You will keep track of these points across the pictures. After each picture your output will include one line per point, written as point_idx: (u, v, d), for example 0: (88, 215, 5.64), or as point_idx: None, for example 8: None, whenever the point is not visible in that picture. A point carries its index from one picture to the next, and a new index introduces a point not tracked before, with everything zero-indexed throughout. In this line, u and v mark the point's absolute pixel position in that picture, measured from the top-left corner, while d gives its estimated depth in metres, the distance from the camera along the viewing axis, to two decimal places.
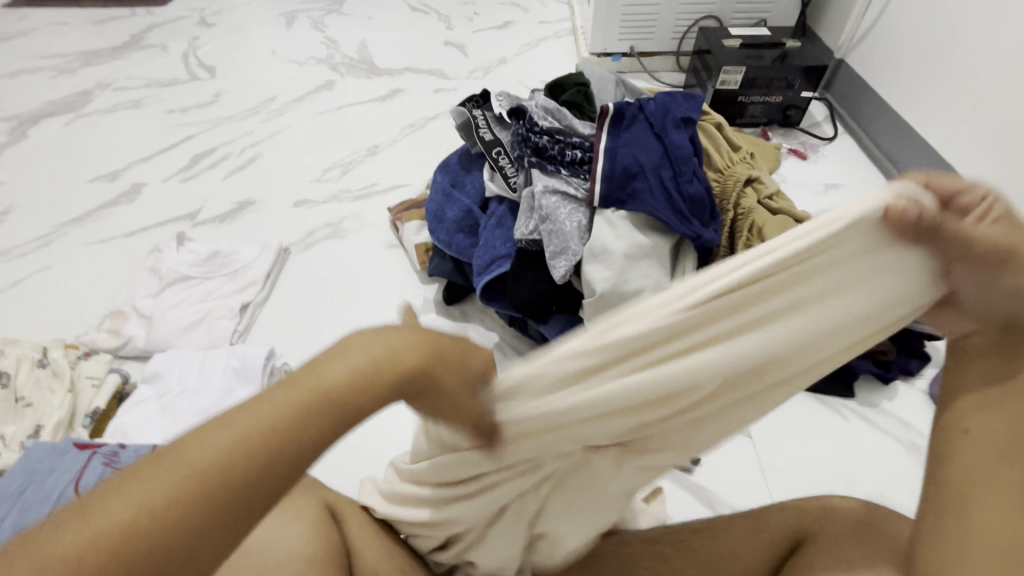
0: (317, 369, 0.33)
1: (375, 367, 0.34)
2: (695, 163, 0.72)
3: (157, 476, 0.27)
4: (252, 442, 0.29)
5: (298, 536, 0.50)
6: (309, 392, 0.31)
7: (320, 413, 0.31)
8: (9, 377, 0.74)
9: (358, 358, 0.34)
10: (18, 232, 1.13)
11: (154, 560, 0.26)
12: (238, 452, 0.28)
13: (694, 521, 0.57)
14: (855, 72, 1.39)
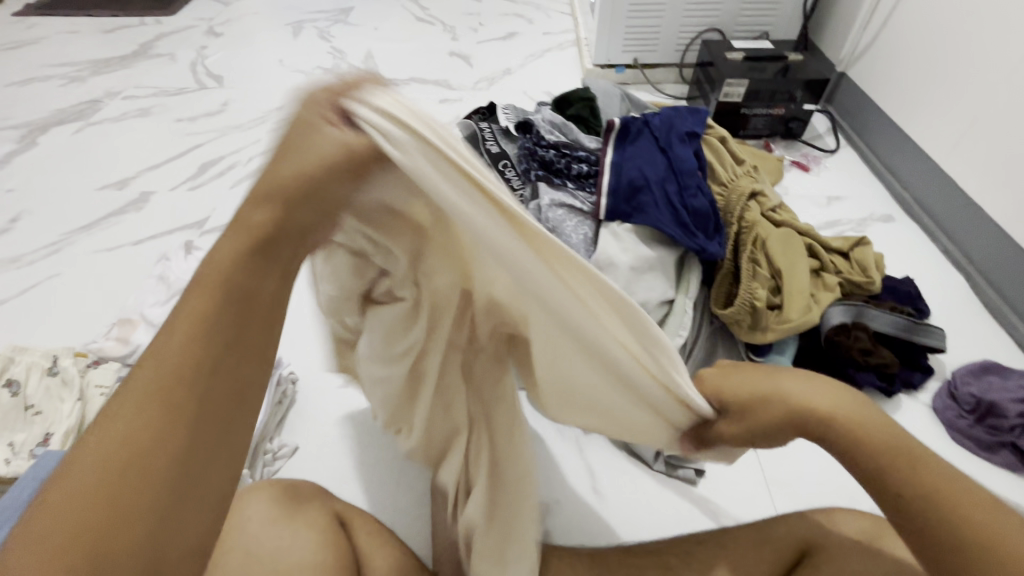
0: (200, 266, 0.38)
1: (230, 248, 0.39)
2: (700, 177, 0.73)
3: (122, 410, 0.33)
4: (166, 354, 0.35)
5: (305, 546, 0.51)
6: (191, 295, 0.37)
7: (208, 303, 0.37)
8: (20, 385, 0.75)
9: (220, 246, 0.39)
10: (27, 240, 1.14)
11: (137, 463, 0.32)
12: (162, 362, 0.35)
13: (700, 533, 0.58)
14: (857, 85, 1.40)
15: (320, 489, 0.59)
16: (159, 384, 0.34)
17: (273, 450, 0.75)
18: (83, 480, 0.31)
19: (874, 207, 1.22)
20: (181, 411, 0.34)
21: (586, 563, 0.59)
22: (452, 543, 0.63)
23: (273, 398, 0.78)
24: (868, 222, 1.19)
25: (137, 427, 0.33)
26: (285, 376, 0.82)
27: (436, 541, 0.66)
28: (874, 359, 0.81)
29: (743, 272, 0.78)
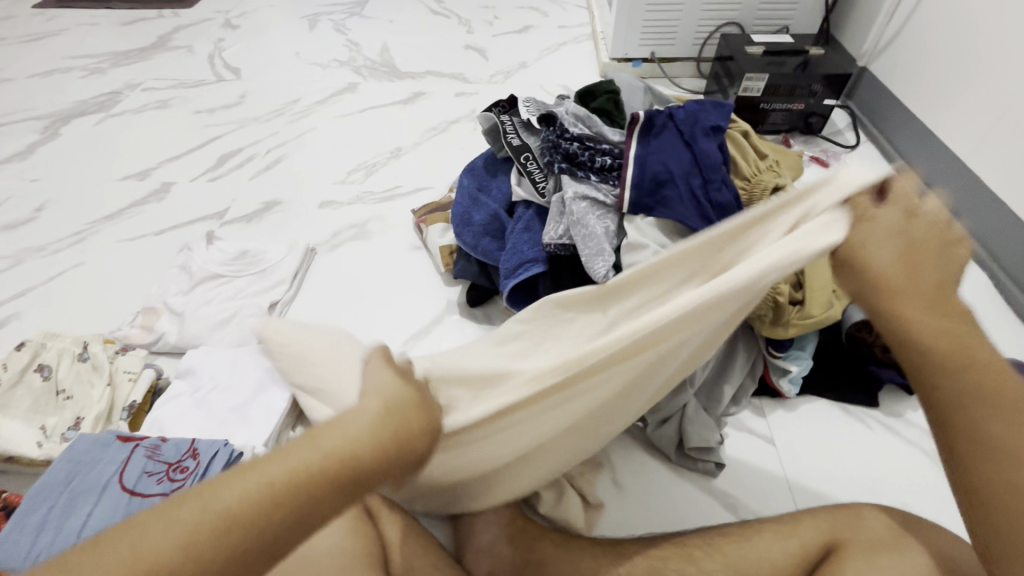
0: (340, 434, 0.38)
1: (377, 437, 0.39)
2: (726, 171, 0.72)
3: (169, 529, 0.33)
4: (255, 503, 0.34)
5: (336, 534, 0.52)
6: (332, 464, 0.37)
7: (337, 477, 0.37)
8: (51, 370, 0.77)
9: (364, 425, 0.39)
10: (52, 229, 1.16)
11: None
12: (242, 505, 0.34)
13: (723, 526, 0.58)
14: (879, 80, 1.38)
15: None
16: (257, 501, 0.34)
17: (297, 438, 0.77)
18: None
19: None
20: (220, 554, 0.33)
21: (609, 553, 0.60)
22: (475, 531, 0.65)
23: None
24: None
25: (177, 546, 0.32)
26: None
27: (458, 530, 0.66)
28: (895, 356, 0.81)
29: None
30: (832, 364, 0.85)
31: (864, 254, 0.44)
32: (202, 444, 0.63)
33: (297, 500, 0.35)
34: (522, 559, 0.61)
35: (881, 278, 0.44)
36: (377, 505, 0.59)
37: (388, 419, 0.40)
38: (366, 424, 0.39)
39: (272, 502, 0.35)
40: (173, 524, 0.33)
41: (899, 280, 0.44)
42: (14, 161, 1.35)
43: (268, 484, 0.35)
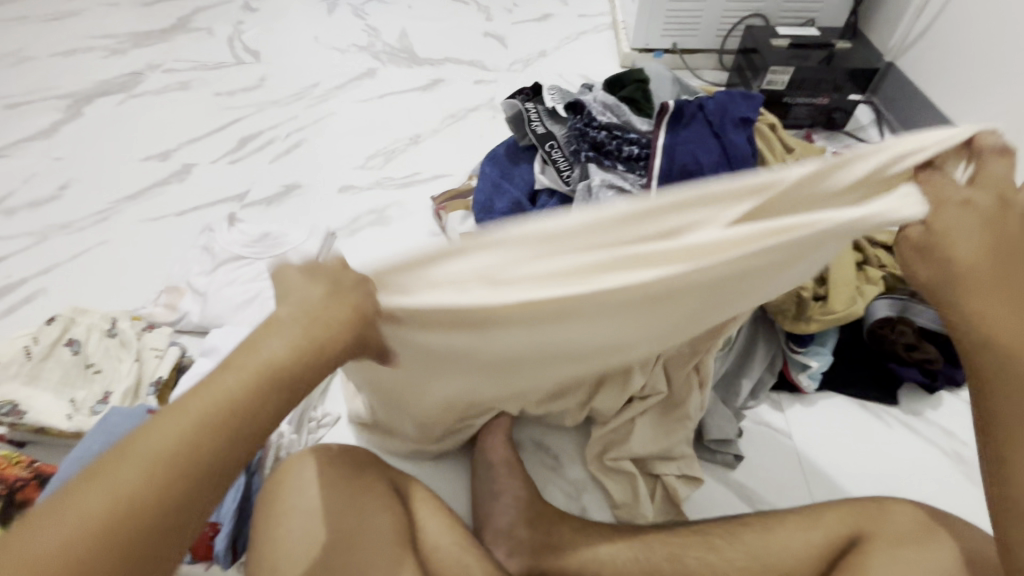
0: (262, 348, 0.41)
1: (299, 345, 0.41)
2: (753, 164, 0.72)
3: (118, 470, 0.35)
4: (199, 421, 0.37)
5: (373, 513, 0.54)
6: (262, 371, 0.40)
7: (274, 384, 0.40)
8: (80, 344, 0.78)
9: (288, 337, 0.41)
10: (78, 207, 1.17)
11: (135, 528, 0.34)
12: (191, 431, 0.37)
13: (744, 516, 0.59)
14: (906, 76, 1.36)
15: (372, 456, 0.61)
16: (196, 430, 0.37)
17: (318, 418, 0.78)
18: (79, 516, 0.34)
19: None
20: (183, 477, 0.36)
21: (628, 540, 0.60)
22: (494, 513, 0.65)
23: None
24: None
25: (141, 477, 0.35)
26: None
27: (478, 511, 0.67)
28: (915, 354, 0.80)
29: None
30: (852, 362, 0.85)
31: (948, 233, 0.43)
32: None
33: (235, 422, 0.38)
34: (541, 540, 0.62)
35: (965, 270, 0.43)
36: (404, 482, 0.60)
37: (307, 327, 0.42)
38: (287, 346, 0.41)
39: (211, 424, 0.37)
40: (127, 464, 0.35)
41: (984, 274, 0.43)
42: (38, 139, 1.36)
43: (206, 412, 0.38)
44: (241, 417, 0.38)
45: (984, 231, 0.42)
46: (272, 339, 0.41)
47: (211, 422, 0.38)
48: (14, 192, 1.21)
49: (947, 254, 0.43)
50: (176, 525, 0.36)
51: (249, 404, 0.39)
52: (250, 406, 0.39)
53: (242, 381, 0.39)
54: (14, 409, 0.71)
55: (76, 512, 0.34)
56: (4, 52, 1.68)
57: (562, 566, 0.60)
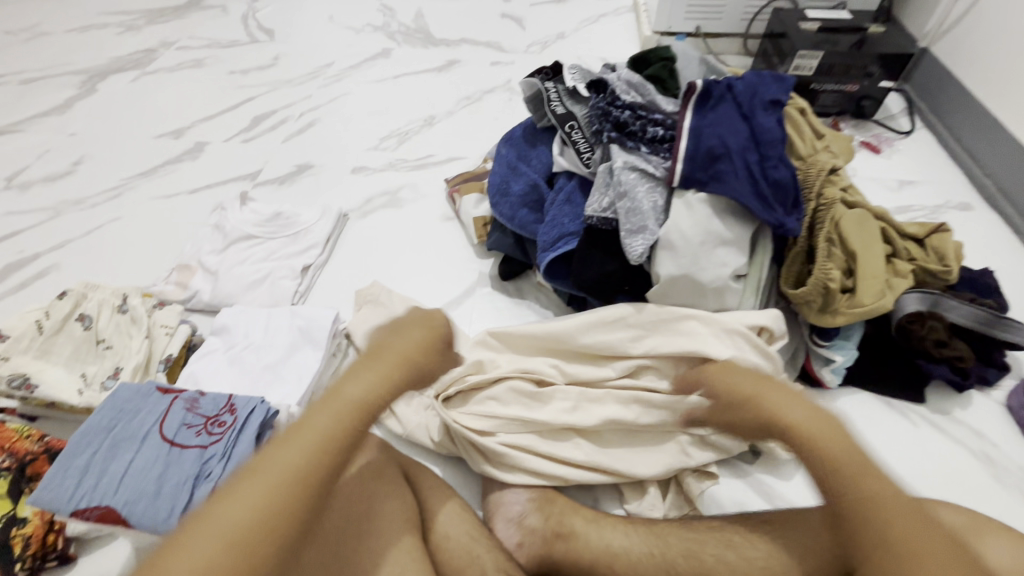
0: (346, 391, 0.52)
1: (378, 385, 0.54)
2: (783, 148, 0.69)
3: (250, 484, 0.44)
4: (314, 444, 0.47)
5: (392, 498, 0.55)
6: (353, 405, 0.51)
7: (362, 415, 0.51)
8: (91, 320, 0.77)
9: (367, 379, 0.54)
10: (91, 183, 1.17)
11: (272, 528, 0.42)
12: (307, 452, 0.46)
13: (764, 514, 0.57)
14: (942, 62, 1.30)
15: (383, 440, 0.60)
16: (316, 450, 0.47)
17: None
18: (224, 525, 0.41)
19: (951, 195, 1.15)
20: (304, 485, 0.45)
21: (642, 533, 0.59)
22: (506, 501, 0.64)
23: (329, 349, 0.80)
24: (943, 209, 1.12)
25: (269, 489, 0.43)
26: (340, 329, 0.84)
27: (487, 499, 0.66)
28: (945, 351, 0.77)
29: (818, 251, 0.74)
30: (878, 357, 0.82)
31: (731, 384, 0.60)
32: (239, 399, 0.62)
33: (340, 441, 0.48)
34: (552, 528, 0.61)
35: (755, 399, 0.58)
36: (416, 471, 0.61)
37: (384, 372, 0.56)
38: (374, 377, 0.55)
39: (319, 446, 0.47)
40: (255, 478, 0.44)
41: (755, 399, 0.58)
42: (53, 115, 1.35)
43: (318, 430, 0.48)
44: (342, 436, 0.49)
45: (802, 401, 0.55)
46: (356, 376, 0.55)
47: (321, 438, 0.48)
48: (29, 167, 1.21)
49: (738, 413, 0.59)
50: (299, 524, 0.43)
51: (349, 420, 0.50)
52: (349, 423, 0.50)
53: (343, 404, 0.51)
54: (26, 382, 0.71)
55: (225, 517, 0.41)
56: (20, 27, 1.68)
57: (574, 558, 0.58)
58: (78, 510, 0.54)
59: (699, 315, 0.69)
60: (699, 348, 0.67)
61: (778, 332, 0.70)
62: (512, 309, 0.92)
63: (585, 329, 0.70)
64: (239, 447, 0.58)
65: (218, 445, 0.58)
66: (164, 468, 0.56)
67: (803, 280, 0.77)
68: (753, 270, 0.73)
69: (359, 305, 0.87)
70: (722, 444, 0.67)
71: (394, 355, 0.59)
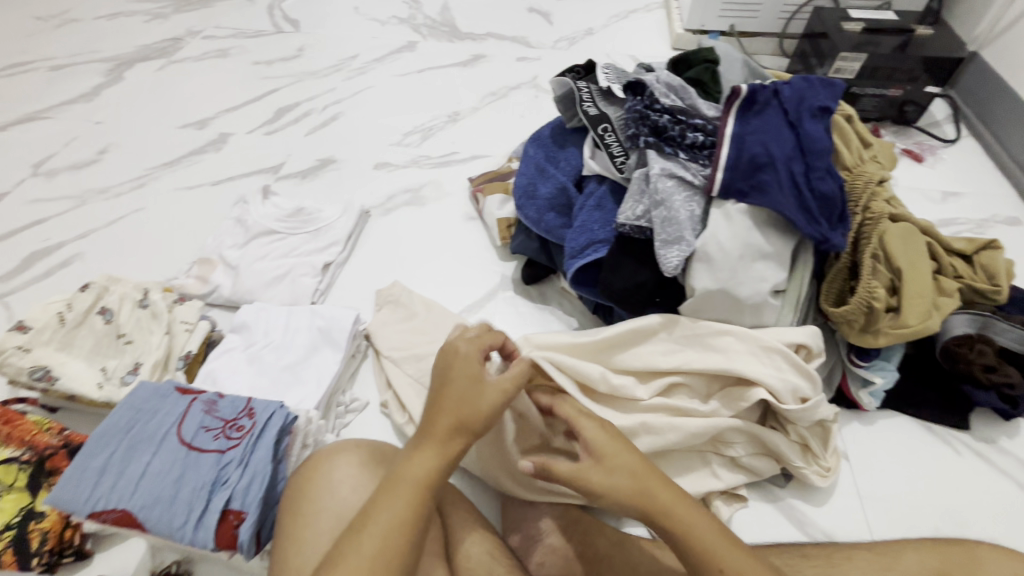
0: (405, 472, 0.49)
1: (437, 458, 0.50)
2: (830, 159, 0.66)
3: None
4: (384, 539, 0.45)
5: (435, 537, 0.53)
6: (413, 489, 0.48)
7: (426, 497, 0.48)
8: (112, 314, 0.77)
9: (426, 454, 0.50)
10: (116, 172, 1.17)
11: None
12: (377, 549, 0.44)
13: (801, 545, 0.54)
14: (992, 68, 1.23)
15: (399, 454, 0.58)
16: (384, 546, 0.45)
17: (346, 403, 0.76)
18: None
19: (999, 209, 1.09)
20: None
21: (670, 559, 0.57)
22: (527, 519, 0.63)
23: (349, 351, 0.79)
24: (990, 223, 1.06)
25: None
26: (359, 331, 0.82)
27: (507, 515, 0.65)
28: (995, 377, 0.72)
29: (863, 267, 0.70)
30: (918, 379, 0.78)
31: (609, 455, 0.52)
32: (258, 404, 0.60)
33: (408, 530, 0.46)
34: (575, 551, 0.59)
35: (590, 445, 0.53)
36: (444, 501, 0.58)
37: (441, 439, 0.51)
38: (428, 468, 0.50)
39: (390, 542, 0.45)
40: None
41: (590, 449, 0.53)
42: (80, 102, 1.36)
43: (373, 556, 0.44)
44: (413, 526, 0.46)
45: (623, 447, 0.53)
46: (406, 463, 0.50)
47: (378, 555, 0.44)
48: (56, 154, 1.21)
49: (605, 486, 0.50)
50: None
51: (406, 537, 0.46)
52: (408, 531, 0.46)
53: (396, 506, 0.47)
54: (47, 374, 0.70)
55: None
56: (50, 13, 1.68)
57: None
58: (96, 512, 0.53)
59: (735, 331, 0.66)
60: (733, 367, 0.64)
61: (816, 349, 0.66)
62: (534, 315, 0.89)
63: (614, 340, 0.67)
64: (256, 454, 0.56)
65: (236, 451, 0.57)
66: (181, 472, 0.55)
67: (844, 298, 0.73)
68: (792, 283, 0.69)
69: (379, 306, 0.84)
70: (754, 467, 0.66)
71: (454, 408, 0.52)
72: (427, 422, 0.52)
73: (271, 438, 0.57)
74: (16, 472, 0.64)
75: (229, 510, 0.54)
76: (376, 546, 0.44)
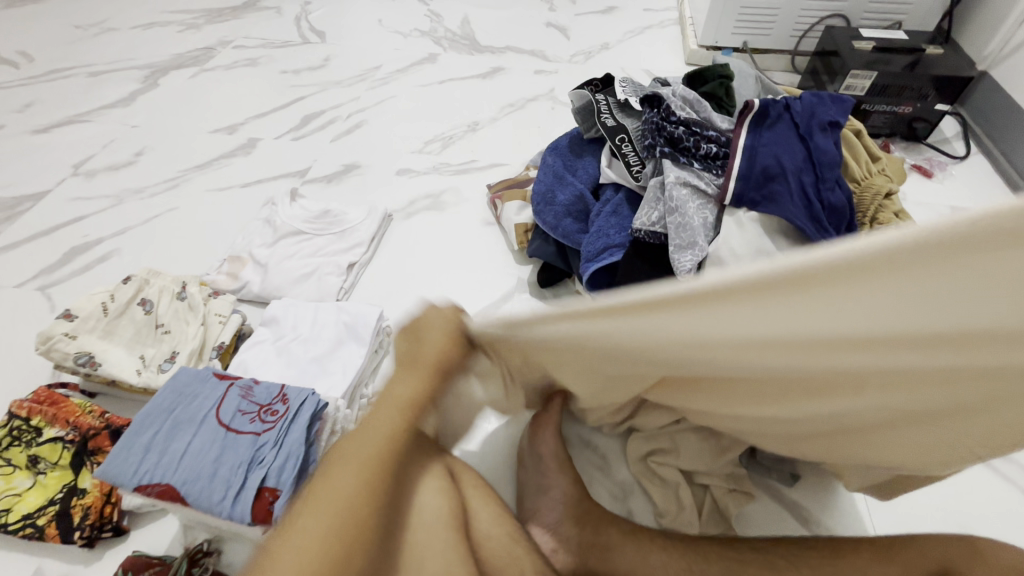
0: (390, 393, 0.52)
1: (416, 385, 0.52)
2: (840, 172, 0.70)
3: (317, 493, 0.45)
4: (374, 451, 0.48)
5: (433, 493, 0.54)
6: (398, 406, 0.51)
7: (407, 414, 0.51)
8: (152, 305, 0.81)
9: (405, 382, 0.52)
10: (151, 173, 1.23)
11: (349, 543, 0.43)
12: (368, 460, 0.47)
13: (806, 539, 0.57)
14: (1001, 88, 1.26)
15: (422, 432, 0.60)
16: (375, 460, 0.47)
17: (368, 396, 0.80)
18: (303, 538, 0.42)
19: None
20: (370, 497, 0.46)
21: (680, 548, 0.60)
22: (541, 507, 0.65)
23: (372, 346, 0.82)
24: None
25: (333, 504, 0.44)
26: (382, 328, 0.86)
27: (523, 506, 0.67)
28: None
29: None
30: None
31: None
32: (291, 390, 0.64)
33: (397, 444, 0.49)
34: (589, 540, 0.62)
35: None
36: (464, 480, 0.60)
37: (418, 369, 0.53)
38: (411, 389, 0.52)
39: (376, 453, 0.48)
40: (315, 511, 0.44)
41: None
42: (118, 107, 1.42)
43: (359, 465, 0.47)
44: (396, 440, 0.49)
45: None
46: (397, 382, 0.52)
47: (372, 464, 0.47)
48: (95, 155, 1.27)
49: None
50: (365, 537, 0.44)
51: (391, 449, 0.49)
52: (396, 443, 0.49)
53: (387, 418, 0.50)
54: (91, 360, 0.74)
55: (302, 531, 0.43)
56: (89, 21, 1.76)
57: (609, 568, 0.60)
58: (141, 485, 0.56)
59: None
60: None
61: None
62: None
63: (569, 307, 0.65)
64: (290, 436, 0.60)
65: (271, 433, 0.60)
66: (220, 451, 0.59)
67: None
68: None
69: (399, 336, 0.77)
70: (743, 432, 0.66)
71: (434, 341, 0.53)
72: (405, 354, 0.54)
73: (305, 421, 0.61)
74: (61, 450, 0.69)
75: (264, 488, 0.57)
76: (368, 452, 0.48)
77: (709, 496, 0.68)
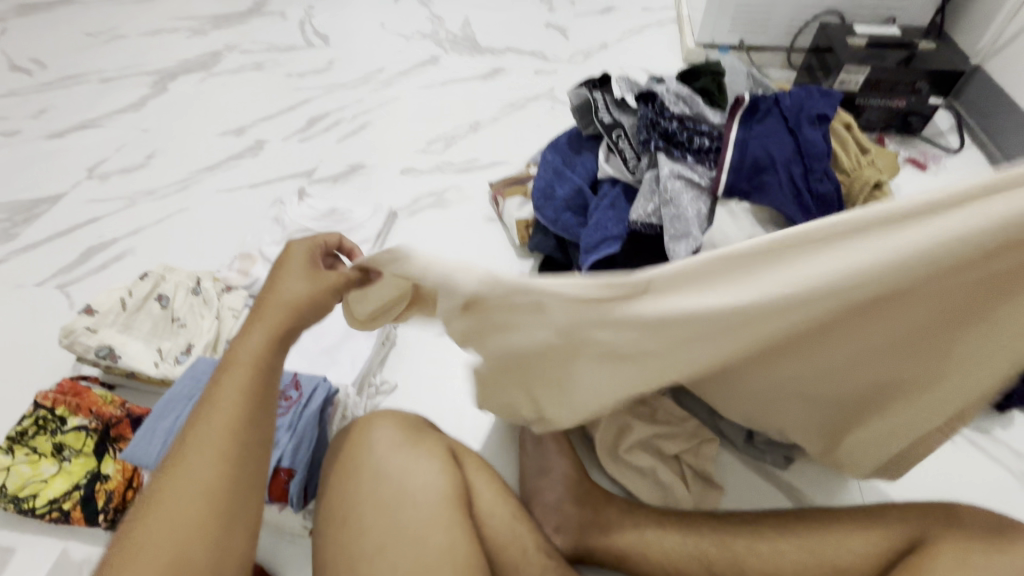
0: (238, 352, 0.55)
1: (266, 339, 0.55)
2: (828, 162, 0.73)
3: (177, 470, 0.49)
4: (229, 417, 0.51)
5: (430, 471, 0.57)
6: (246, 365, 0.54)
7: (256, 370, 0.54)
8: (168, 299, 0.85)
9: (256, 337, 0.55)
10: (162, 175, 1.26)
11: (216, 506, 0.48)
12: (222, 426, 0.51)
13: (795, 512, 0.60)
14: (993, 82, 1.28)
15: (425, 420, 0.64)
16: (228, 426, 0.51)
17: (376, 385, 0.82)
18: (172, 512, 0.47)
19: None
20: (228, 461, 0.50)
21: (676, 524, 0.63)
22: (542, 488, 0.68)
23: (381, 338, 0.84)
24: None
25: (197, 479, 0.48)
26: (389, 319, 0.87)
27: (526, 487, 0.70)
28: None
29: None
30: None
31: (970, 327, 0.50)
32: (303, 377, 0.70)
33: (253, 404, 0.53)
34: (587, 517, 0.65)
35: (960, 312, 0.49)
36: (468, 463, 0.63)
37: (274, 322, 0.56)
38: (258, 345, 0.55)
39: (230, 418, 0.51)
40: (181, 487, 0.48)
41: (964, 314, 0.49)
42: (129, 112, 1.46)
43: (216, 434, 0.50)
44: (248, 397, 0.53)
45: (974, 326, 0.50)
46: (248, 340, 0.55)
47: (228, 429, 0.51)
48: (108, 159, 1.31)
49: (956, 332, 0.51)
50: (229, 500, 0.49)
51: (242, 410, 0.52)
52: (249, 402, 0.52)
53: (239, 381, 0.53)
54: (112, 353, 0.78)
55: (169, 507, 0.47)
56: (100, 29, 1.80)
57: (607, 543, 0.63)
58: (163, 467, 0.61)
59: None
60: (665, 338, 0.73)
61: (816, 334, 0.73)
62: None
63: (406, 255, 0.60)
64: (303, 422, 0.67)
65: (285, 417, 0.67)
66: None
67: None
68: None
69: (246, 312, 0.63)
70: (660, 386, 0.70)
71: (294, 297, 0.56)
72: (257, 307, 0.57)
73: (315, 406, 0.68)
74: (85, 438, 0.72)
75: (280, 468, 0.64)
76: (221, 417, 0.51)
77: (684, 465, 0.73)
